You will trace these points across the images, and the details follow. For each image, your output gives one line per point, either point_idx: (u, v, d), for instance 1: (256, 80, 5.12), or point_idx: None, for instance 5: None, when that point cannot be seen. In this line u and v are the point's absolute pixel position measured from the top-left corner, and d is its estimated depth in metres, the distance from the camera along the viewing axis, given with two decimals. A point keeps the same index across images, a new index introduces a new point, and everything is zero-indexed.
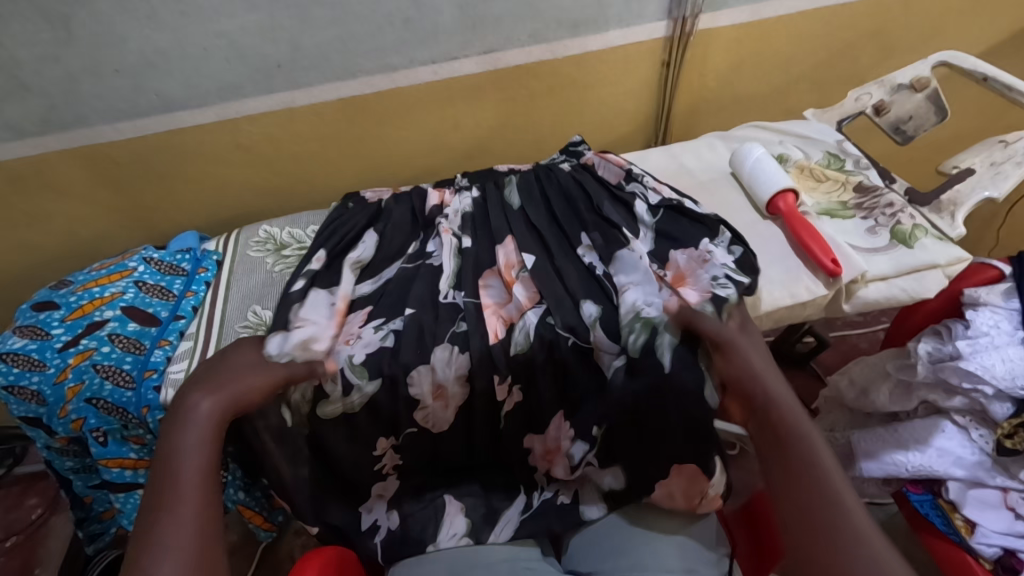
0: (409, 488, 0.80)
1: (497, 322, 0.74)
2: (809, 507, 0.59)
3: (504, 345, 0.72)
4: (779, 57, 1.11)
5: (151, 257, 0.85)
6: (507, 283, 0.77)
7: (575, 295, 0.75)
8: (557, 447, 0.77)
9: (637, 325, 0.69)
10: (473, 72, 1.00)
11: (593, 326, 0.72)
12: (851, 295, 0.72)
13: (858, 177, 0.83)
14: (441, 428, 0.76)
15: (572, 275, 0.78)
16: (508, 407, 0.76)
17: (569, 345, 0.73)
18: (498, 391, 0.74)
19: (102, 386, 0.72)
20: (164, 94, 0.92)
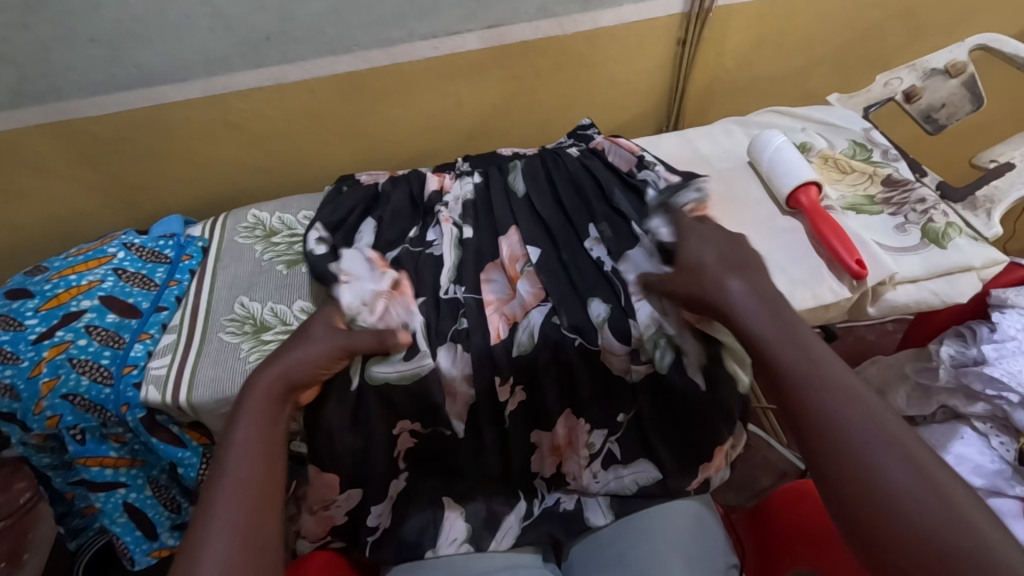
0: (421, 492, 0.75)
1: (500, 321, 0.70)
2: (814, 402, 0.53)
3: (507, 346, 0.68)
4: (802, 37, 1.04)
5: (131, 243, 0.80)
6: (511, 278, 0.73)
7: (583, 292, 0.71)
8: (571, 444, 0.75)
9: (663, 343, 0.67)
10: (476, 48, 0.94)
11: (601, 326, 0.68)
12: (877, 298, 0.67)
13: (887, 169, 0.77)
14: (463, 432, 0.72)
15: (581, 272, 0.73)
16: (511, 407, 0.72)
17: (576, 346, 0.69)
18: (499, 391, 0.69)
19: (79, 382, 0.68)
20: (144, 66, 0.86)
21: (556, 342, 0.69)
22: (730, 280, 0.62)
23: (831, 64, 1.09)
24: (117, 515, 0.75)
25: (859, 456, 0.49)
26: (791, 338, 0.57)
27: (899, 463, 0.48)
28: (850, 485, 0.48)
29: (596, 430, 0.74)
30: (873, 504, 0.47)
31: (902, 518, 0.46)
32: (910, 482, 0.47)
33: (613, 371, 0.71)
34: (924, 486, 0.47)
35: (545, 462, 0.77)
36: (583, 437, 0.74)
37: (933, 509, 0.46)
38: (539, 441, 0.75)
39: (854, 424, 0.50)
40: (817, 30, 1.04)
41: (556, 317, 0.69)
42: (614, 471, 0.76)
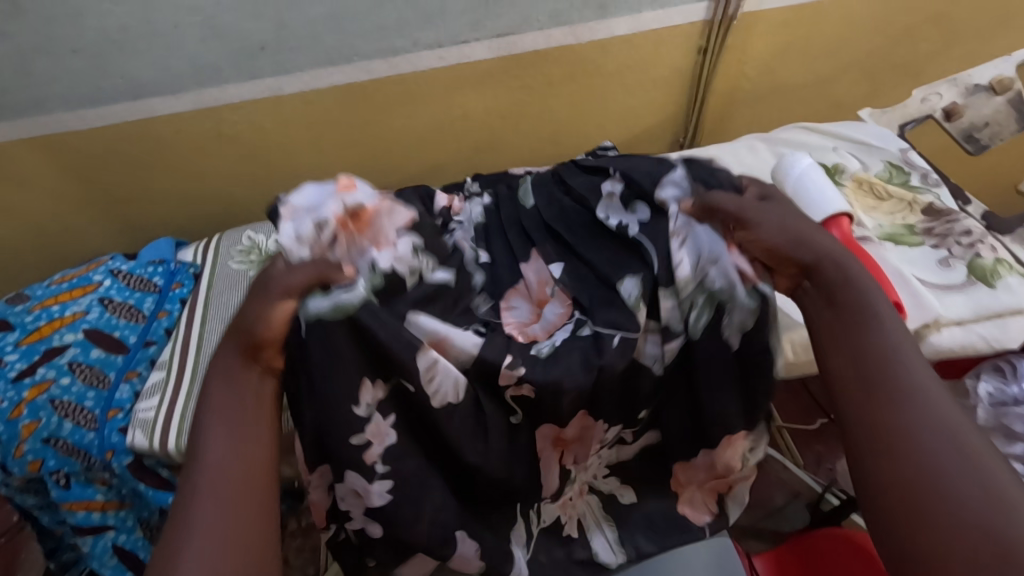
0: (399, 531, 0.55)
1: (517, 330, 0.59)
2: (865, 360, 0.46)
3: (526, 346, 0.57)
4: (829, 45, 0.98)
5: (118, 269, 0.76)
6: (536, 304, 0.62)
7: (609, 279, 0.60)
8: (580, 436, 0.61)
9: (700, 301, 0.55)
10: (484, 58, 0.88)
11: (637, 305, 0.57)
12: (921, 341, 0.62)
13: (928, 196, 0.72)
14: (461, 397, 0.53)
15: (595, 252, 0.63)
16: (512, 395, 0.55)
17: (617, 346, 0.55)
18: (505, 378, 0.54)
19: (61, 425, 0.64)
20: (131, 77, 0.80)
21: (591, 349, 0.55)
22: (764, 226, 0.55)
23: (860, 72, 1.03)
24: (107, 557, 0.68)
25: (906, 433, 0.41)
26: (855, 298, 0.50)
27: (959, 448, 0.40)
28: (886, 462, 0.41)
29: (616, 424, 0.61)
30: (917, 487, 0.39)
31: (951, 506, 0.38)
32: (966, 471, 0.39)
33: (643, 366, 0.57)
34: (984, 480, 0.38)
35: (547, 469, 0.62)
36: (599, 425, 0.61)
37: (992, 502, 0.37)
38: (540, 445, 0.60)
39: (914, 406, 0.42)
40: (846, 38, 0.97)
41: (583, 327, 0.58)
42: (622, 452, 0.65)
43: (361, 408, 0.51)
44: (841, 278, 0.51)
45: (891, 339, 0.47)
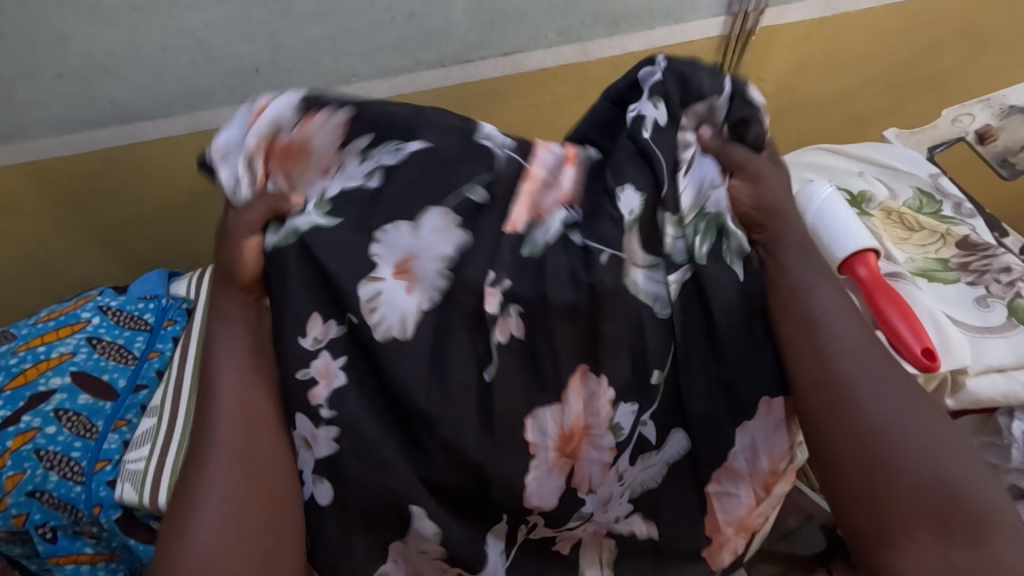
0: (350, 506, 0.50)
1: (523, 210, 0.54)
2: (849, 354, 0.45)
3: (516, 242, 0.53)
4: (851, 59, 0.93)
5: (107, 306, 0.72)
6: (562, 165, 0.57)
7: (613, 185, 0.55)
8: (581, 430, 0.52)
9: (702, 227, 0.51)
10: (490, 76, 0.84)
11: (628, 228, 0.53)
12: (957, 389, 0.58)
13: (962, 228, 0.68)
14: (409, 335, 0.50)
15: (613, 157, 0.57)
16: (500, 335, 0.51)
17: (603, 261, 0.52)
18: (489, 300, 0.50)
19: (46, 478, 0.61)
20: (118, 101, 0.76)
21: (578, 262, 0.52)
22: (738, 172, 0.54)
23: (884, 86, 0.98)
24: None
25: (852, 388, 0.44)
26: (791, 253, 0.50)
27: (902, 401, 0.43)
28: (836, 421, 0.43)
29: (622, 405, 0.52)
30: (868, 441, 0.42)
31: (902, 457, 0.41)
32: (910, 422, 0.42)
33: (639, 303, 0.52)
34: (927, 430, 0.42)
35: (547, 476, 0.52)
36: (605, 414, 0.52)
37: (935, 448, 0.41)
38: (534, 440, 0.51)
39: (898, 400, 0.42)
40: (869, 52, 0.93)
41: (574, 232, 0.54)
42: (648, 469, 0.54)
43: (309, 339, 0.50)
44: (786, 231, 0.52)
45: (827, 293, 0.48)
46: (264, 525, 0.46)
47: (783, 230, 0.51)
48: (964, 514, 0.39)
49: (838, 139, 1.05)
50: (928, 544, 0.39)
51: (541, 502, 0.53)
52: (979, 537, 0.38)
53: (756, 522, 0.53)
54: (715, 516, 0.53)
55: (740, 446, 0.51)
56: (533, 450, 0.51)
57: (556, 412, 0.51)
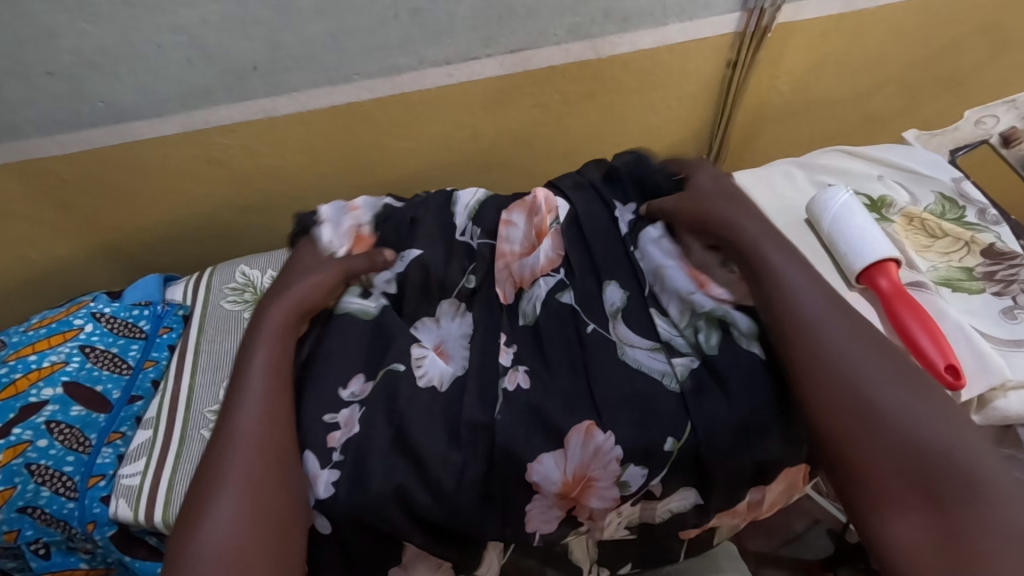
0: (355, 532, 0.53)
1: (508, 284, 0.64)
2: (814, 324, 0.51)
3: (513, 316, 0.62)
4: (868, 57, 0.90)
5: (101, 312, 0.70)
6: (536, 231, 0.64)
7: (601, 272, 0.62)
8: (587, 482, 0.53)
9: (702, 323, 0.57)
10: (496, 75, 0.81)
11: (615, 316, 0.59)
12: (984, 405, 0.56)
13: (988, 236, 0.65)
14: (445, 384, 0.57)
15: (600, 242, 0.64)
16: (507, 381, 0.56)
17: (589, 331, 0.58)
18: (508, 375, 0.56)
19: (37, 493, 0.58)
20: (112, 100, 0.74)
21: (567, 318, 0.60)
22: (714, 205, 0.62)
23: (900, 85, 0.95)
24: None
25: (837, 358, 0.49)
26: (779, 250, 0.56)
27: (888, 379, 0.47)
28: (822, 397, 0.48)
29: (631, 465, 0.53)
30: (855, 418, 0.46)
31: (888, 429, 0.45)
32: (895, 398, 0.46)
33: (648, 374, 0.56)
34: (911, 403, 0.46)
35: (549, 511, 0.54)
36: (613, 470, 0.52)
37: (920, 415, 0.45)
38: (540, 483, 0.52)
39: (868, 367, 0.48)
40: (886, 49, 0.90)
41: (563, 294, 0.61)
42: (647, 506, 0.57)
43: (348, 393, 0.57)
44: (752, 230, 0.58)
45: (800, 272, 0.54)
46: (282, 526, 0.48)
47: (758, 230, 0.58)
48: (947, 479, 0.43)
49: (850, 137, 1.03)
50: (919, 507, 0.43)
51: (540, 529, 0.55)
52: (966, 496, 0.42)
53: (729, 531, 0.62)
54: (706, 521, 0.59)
55: (751, 496, 0.57)
56: (540, 490, 0.53)
57: (563, 459, 0.52)
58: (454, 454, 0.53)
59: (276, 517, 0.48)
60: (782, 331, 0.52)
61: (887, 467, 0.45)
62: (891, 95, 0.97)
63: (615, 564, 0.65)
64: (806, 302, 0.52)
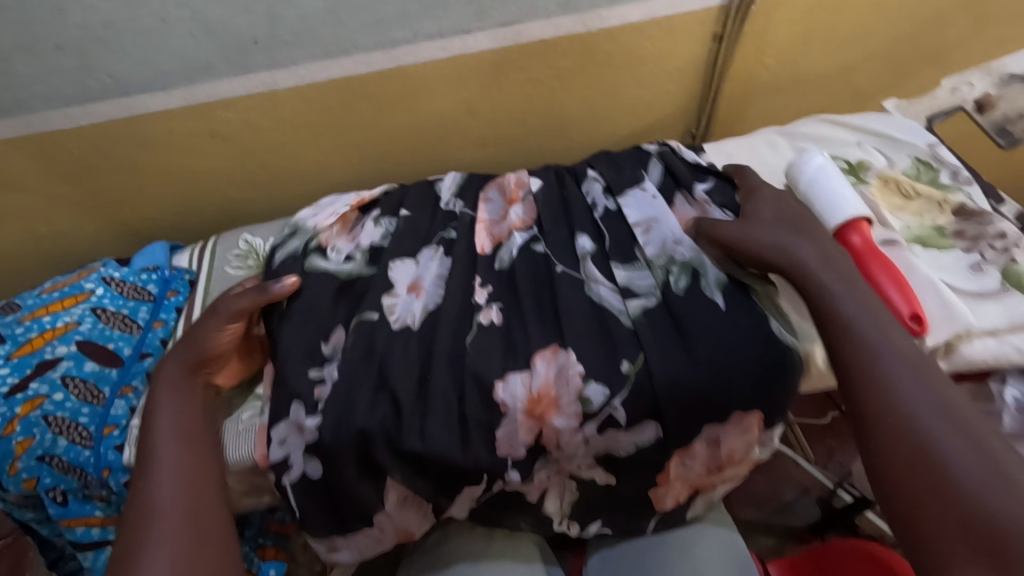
0: (355, 458, 0.60)
1: (485, 239, 0.74)
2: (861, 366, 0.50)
3: (490, 260, 0.72)
4: (853, 29, 0.92)
5: (111, 277, 0.73)
6: (507, 202, 0.77)
7: (574, 227, 0.73)
8: (548, 397, 0.60)
9: (676, 269, 0.65)
10: (489, 48, 0.83)
11: (584, 257, 0.69)
12: (951, 352, 0.58)
13: (959, 196, 0.68)
14: (415, 324, 0.66)
15: (575, 208, 0.75)
16: (481, 319, 0.66)
17: (558, 273, 0.68)
18: (482, 312, 0.66)
19: (55, 443, 0.62)
20: (118, 74, 0.76)
21: (539, 262, 0.70)
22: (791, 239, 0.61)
23: (886, 59, 0.98)
24: None
25: (891, 402, 0.47)
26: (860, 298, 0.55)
27: (953, 428, 0.45)
28: (893, 445, 0.46)
29: (594, 383, 0.60)
30: (920, 467, 0.44)
31: (957, 484, 0.42)
32: (966, 451, 0.43)
33: (604, 307, 0.65)
34: (990, 464, 0.42)
35: (518, 434, 0.60)
36: (575, 386, 0.60)
37: (977, 463, 0.43)
38: (506, 400, 0.60)
39: (923, 409, 0.46)
40: (871, 21, 0.92)
41: (537, 244, 0.72)
42: (612, 438, 0.62)
43: (327, 346, 0.66)
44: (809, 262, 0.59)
45: (860, 309, 0.53)
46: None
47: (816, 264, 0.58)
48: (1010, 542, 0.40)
49: (836, 111, 1.05)
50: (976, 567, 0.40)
51: (511, 452, 0.60)
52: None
53: (703, 483, 0.66)
54: (668, 473, 0.65)
55: (706, 435, 0.62)
56: (505, 408, 0.59)
57: (527, 377, 0.60)
58: (424, 393, 0.61)
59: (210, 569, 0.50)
60: (853, 378, 0.50)
61: (951, 525, 0.42)
62: (877, 68, 0.99)
63: (585, 518, 0.71)
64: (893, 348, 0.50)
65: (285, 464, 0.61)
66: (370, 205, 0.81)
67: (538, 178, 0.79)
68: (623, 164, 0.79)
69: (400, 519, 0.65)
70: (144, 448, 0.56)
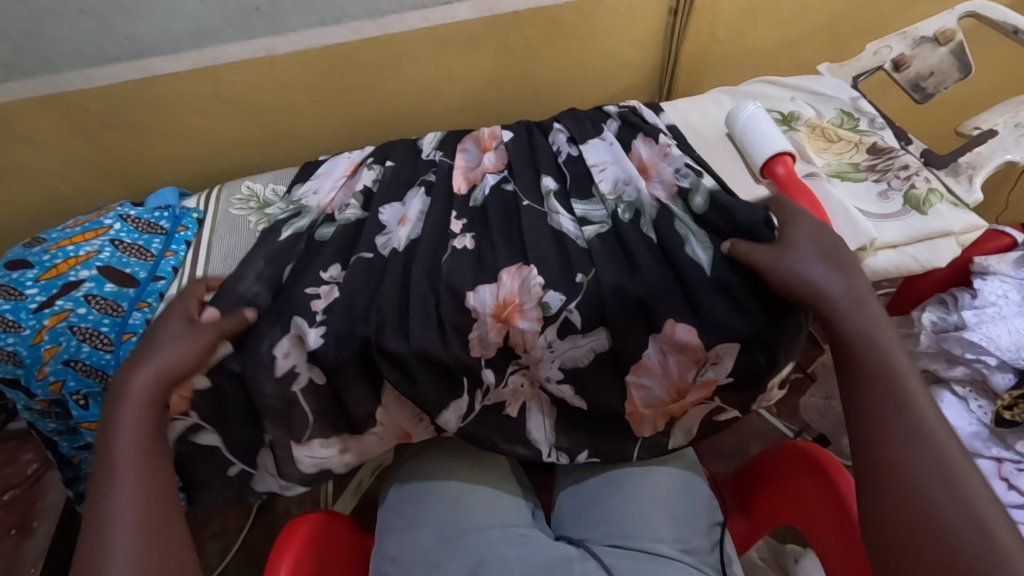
0: (353, 365, 0.69)
1: (462, 181, 0.83)
2: (881, 429, 0.53)
3: (466, 199, 0.81)
4: (795, 6, 1.03)
5: (127, 215, 0.82)
6: (481, 150, 0.87)
7: (540, 172, 0.82)
8: (513, 305, 0.69)
9: (622, 206, 0.75)
10: (467, 19, 0.93)
11: (548, 194, 0.78)
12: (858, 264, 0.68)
13: (873, 138, 0.79)
14: (401, 247, 0.76)
15: (543, 156, 0.84)
16: (456, 245, 0.75)
17: (525, 207, 0.77)
18: (458, 238, 0.75)
19: (80, 349, 0.71)
20: (133, 37, 0.86)
21: (509, 199, 0.79)
22: (811, 266, 0.61)
23: (826, 34, 1.08)
24: None
25: (903, 470, 0.51)
26: (874, 348, 0.57)
27: (951, 497, 0.49)
28: (894, 508, 0.50)
29: (552, 291, 0.69)
30: (918, 535, 0.49)
31: (941, 547, 0.48)
32: (954, 516, 0.48)
33: (563, 234, 0.74)
34: (978, 531, 0.47)
35: (488, 335, 0.69)
36: (535, 294, 0.69)
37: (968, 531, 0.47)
38: (476, 307, 0.69)
39: (928, 480, 0.50)
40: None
41: (507, 184, 0.81)
42: (572, 343, 0.70)
43: (327, 275, 0.73)
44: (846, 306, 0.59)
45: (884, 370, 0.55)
46: None
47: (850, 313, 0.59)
48: None
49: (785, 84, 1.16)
50: None
51: (484, 353, 0.70)
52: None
53: (670, 406, 0.72)
54: (634, 401, 0.72)
55: (655, 345, 0.69)
56: (476, 313, 0.69)
57: (495, 288, 0.70)
58: (406, 303, 0.70)
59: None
60: (866, 436, 0.54)
61: None
62: (819, 42, 1.10)
63: (573, 449, 0.77)
64: (908, 409, 0.53)
65: (294, 373, 0.69)
66: (363, 159, 0.90)
67: (509, 132, 0.89)
68: (587, 119, 0.88)
69: (393, 414, 0.75)
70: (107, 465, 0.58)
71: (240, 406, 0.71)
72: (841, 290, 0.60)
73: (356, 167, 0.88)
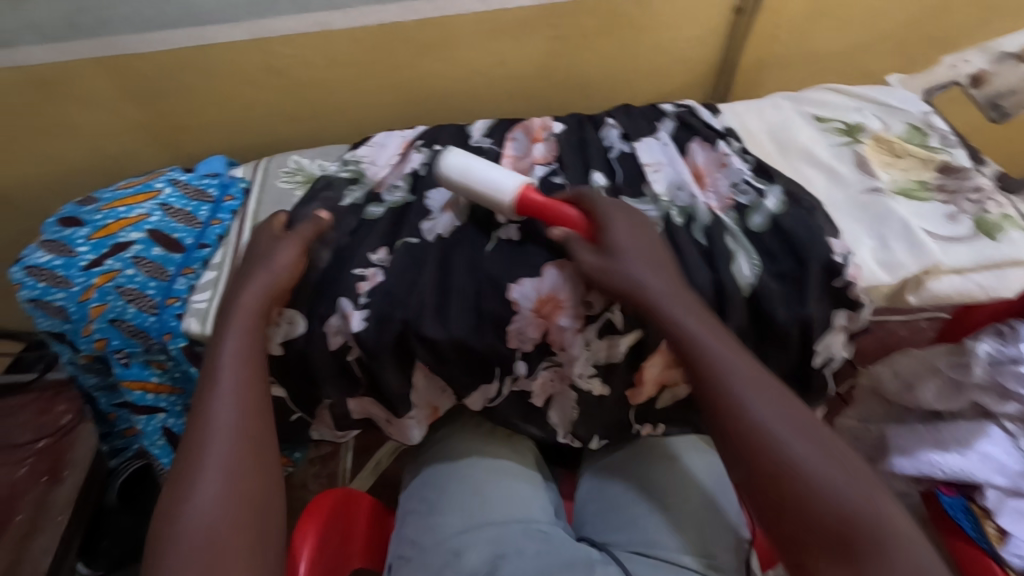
0: (395, 352, 0.69)
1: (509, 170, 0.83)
2: (733, 411, 0.57)
3: None
4: (865, 10, 0.98)
5: (178, 180, 0.84)
6: (531, 140, 0.85)
7: (589, 167, 0.80)
8: (555, 301, 0.68)
9: (674, 208, 0.73)
10: (524, 4, 0.91)
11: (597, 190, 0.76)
12: (919, 287, 0.66)
13: (944, 156, 0.76)
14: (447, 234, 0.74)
15: (593, 149, 0.82)
16: (502, 235, 0.73)
17: None
18: (504, 229, 0.73)
19: (125, 309, 0.72)
20: (194, 5, 0.86)
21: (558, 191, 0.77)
22: (630, 271, 0.64)
23: (895, 43, 1.04)
24: (156, 438, 0.79)
25: (766, 442, 0.56)
26: (703, 334, 0.61)
27: (806, 448, 0.55)
28: (773, 486, 0.54)
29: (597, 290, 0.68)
30: (796, 502, 0.53)
31: (817, 506, 0.53)
32: (837, 485, 0.53)
33: None
34: (836, 470, 0.54)
35: (526, 330, 0.68)
36: (580, 291, 0.68)
37: (826, 473, 0.54)
38: (518, 300, 0.68)
39: (786, 442, 0.55)
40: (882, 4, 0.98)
41: (555, 177, 0.79)
42: (611, 343, 0.70)
43: (376, 257, 0.72)
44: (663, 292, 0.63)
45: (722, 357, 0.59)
46: (256, 536, 0.55)
47: (667, 298, 0.63)
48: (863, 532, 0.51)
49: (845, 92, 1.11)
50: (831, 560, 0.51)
51: (520, 346, 0.69)
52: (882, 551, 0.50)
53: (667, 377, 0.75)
54: (643, 374, 0.74)
55: None
56: (517, 307, 0.68)
57: (538, 283, 0.68)
58: (447, 293, 0.69)
59: (252, 501, 0.56)
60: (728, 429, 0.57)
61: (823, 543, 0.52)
62: (886, 50, 1.05)
63: (587, 436, 0.80)
64: (747, 395, 0.57)
65: (346, 348, 0.70)
66: (411, 140, 0.89)
67: (561, 123, 0.87)
68: (641, 116, 0.86)
69: (425, 393, 0.75)
70: (209, 377, 0.61)
71: (295, 373, 0.73)
72: (659, 284, 0.64)
73: (405, 148, 0.88)
